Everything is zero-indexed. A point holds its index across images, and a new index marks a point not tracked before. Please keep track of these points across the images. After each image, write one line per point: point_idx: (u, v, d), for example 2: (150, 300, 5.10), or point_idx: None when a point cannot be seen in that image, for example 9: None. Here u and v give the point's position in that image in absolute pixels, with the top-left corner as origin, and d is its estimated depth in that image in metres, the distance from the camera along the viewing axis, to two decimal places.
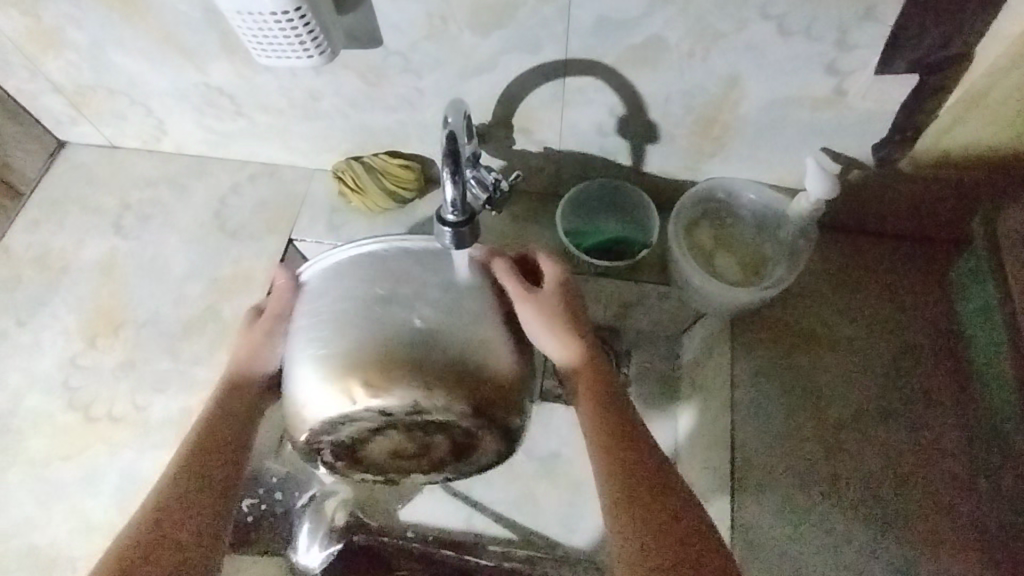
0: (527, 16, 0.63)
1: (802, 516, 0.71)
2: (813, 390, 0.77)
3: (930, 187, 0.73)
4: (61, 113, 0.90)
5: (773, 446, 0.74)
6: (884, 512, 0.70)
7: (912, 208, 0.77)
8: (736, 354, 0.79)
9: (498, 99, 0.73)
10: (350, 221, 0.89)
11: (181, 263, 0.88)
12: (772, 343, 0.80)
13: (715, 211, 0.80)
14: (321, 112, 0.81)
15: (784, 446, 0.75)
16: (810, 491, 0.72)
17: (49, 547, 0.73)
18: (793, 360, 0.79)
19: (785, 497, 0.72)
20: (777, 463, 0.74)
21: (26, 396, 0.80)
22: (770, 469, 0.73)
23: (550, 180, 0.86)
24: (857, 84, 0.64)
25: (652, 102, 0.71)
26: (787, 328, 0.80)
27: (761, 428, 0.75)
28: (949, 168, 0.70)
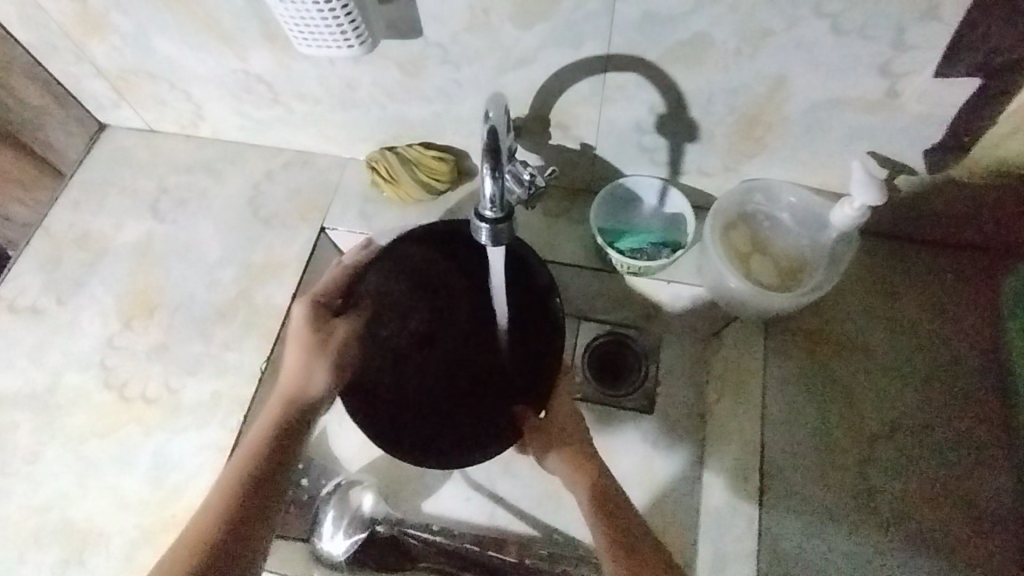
0: (570, 10, 0.62)
1: (831, 529, 0.70)
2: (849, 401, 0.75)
3: (985, 196, 0.70)
4: (103, 96, 0.92)
5: (804, 456, 0.73)
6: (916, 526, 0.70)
7: (967, 215, 0.74)
8: (769, 360, 0.77)
9: (536, 93, 0.72)
10: (383, 212, 0.89)
11: (216, 248, 0.89)
12: (807, 351, 0.77)
13: (753, 212, 0.78)
14: (358, 102, 0.81)
15: (812, 458, 0.73)
16: (841, 504, 0.71)
17: (83, 523, 0.74)
18: (828, 369, 0.77)
19: (816, 508, 0.71)
20: (809, 475, 0.73)
21: (64, 373, 0.82)
22: (802, 480, 0.72)
23: (585, 177, 0.84)
24: (911, 87, 0.61)
25: (695, 100, 0.69)
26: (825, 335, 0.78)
27: (793, 438, 0.74)
28: (1007, 175, 0.67)
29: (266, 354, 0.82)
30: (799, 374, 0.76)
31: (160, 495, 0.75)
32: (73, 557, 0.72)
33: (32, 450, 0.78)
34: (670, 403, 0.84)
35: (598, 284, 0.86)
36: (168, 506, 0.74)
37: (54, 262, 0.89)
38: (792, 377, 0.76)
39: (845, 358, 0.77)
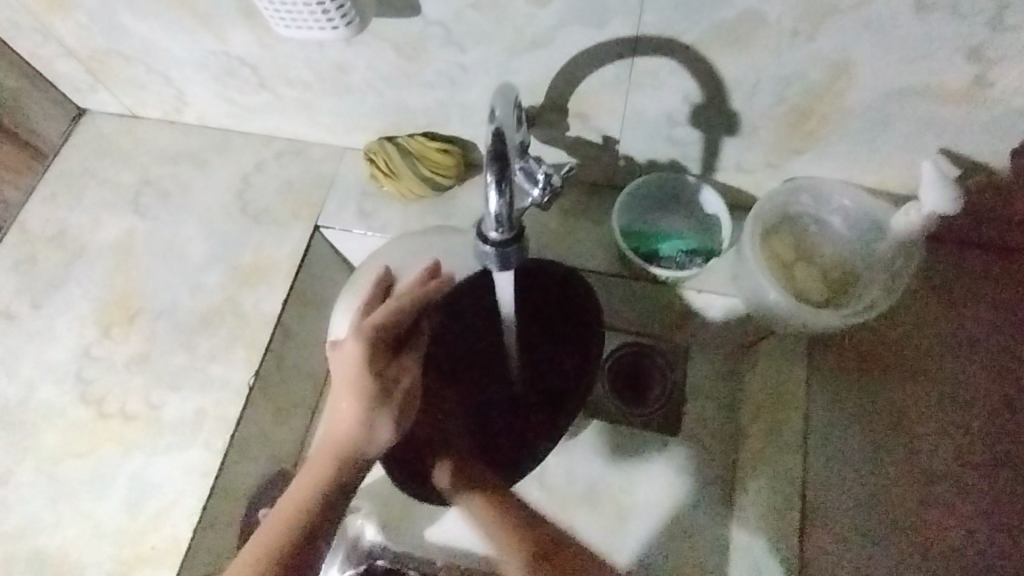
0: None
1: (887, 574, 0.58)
2: (906, 428, 0.63)
3: None
4: (77, 79, 0.83)
5: (852, 490, 0.62)
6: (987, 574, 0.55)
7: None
8: (811, 382, 0.67)
9: (553, 79, 0.63)
10: (382, 208, 0.80)
11: (201, 248, 0.81)
12: (852, 370, 0.67)
13: (798, 216, 0.69)
14: (352, 87, 0.72)
15: (864, 498, 0.61)
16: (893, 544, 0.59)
17: (59, 551, 0.69)
18: (872, 390, 0.66)
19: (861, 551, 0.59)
20: (857, 510, 0.61)
21: (39, 386, 0.75)
22: (850, 518, 0.61)
23: (607, 172, 0.75)
24: (1004, 74, 0.51)
25: (738, 89, 0.59)
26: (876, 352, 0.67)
27: (839, 469, 0.63)
28: None
29: (255, 367, 0.75)
30: (846, 399, 0.66)
31: (139, 523, 0.69)
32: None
33: (4, 471, 0.72)
34: (702, 420, 0.77)
35: (618, 291, 0.77)
36: (148, 536, 0.68)
37: (28, 262, 0.82)
38: (837, 403, 0.66)
39: (903, 382, 0.65)
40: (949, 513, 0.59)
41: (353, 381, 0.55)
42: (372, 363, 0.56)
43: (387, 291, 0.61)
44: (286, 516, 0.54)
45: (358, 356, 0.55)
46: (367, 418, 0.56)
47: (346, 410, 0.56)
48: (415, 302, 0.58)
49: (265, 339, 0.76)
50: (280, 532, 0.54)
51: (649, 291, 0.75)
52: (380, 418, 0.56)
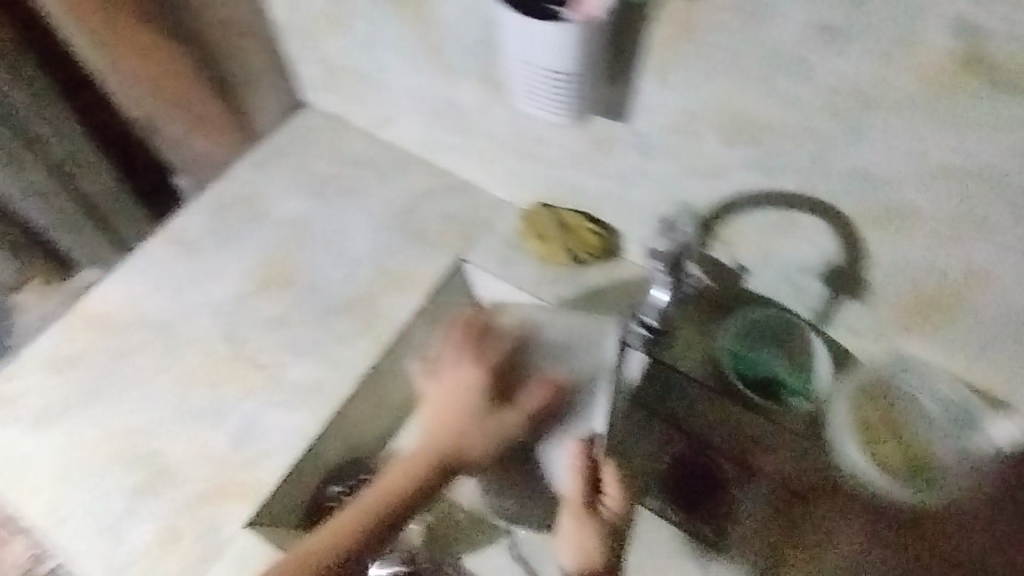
0: (755, 109, 0.62)
1: None
2: None
3: None
4: (313, 78, 1.00)
5: None
6: None
7: None
8: (847, 534, 0.74)
9: (713, 203, 0.73)
10: (521, 262, 0.89)
11: (361, 242, 0.93)
12: (892, 542, 0.73)
13: (899, 389, 0.74)
14: (539, 156, 0.84)
15: None
16: None
17: (165, 460, 0.78)
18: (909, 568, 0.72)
19: None
20: None
21: (191, 317, 0.88)
22: None
23: (730, 295, 0.82)
24: None
25: (878, 263, 0.67)
26: (917, 533, 0.73)
27: None
28: None
29: (374, 360, 0.84)
30: (871, 556, 0.73)
31: (238, 459, 0.78)
32: (128, 506, 0.75)
33: (110, 397, 0.81)
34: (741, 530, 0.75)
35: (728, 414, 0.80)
36: (242, 473, 0.77)
37: (189, 247, 0.93)
38: (868, 560, 0.73)
39: None
40: None
41: (464, 397, 0.78)
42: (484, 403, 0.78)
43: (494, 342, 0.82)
44: (380, 495, 0.69)
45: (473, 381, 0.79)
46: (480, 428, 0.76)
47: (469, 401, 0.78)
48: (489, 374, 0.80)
49: (388, 340, 0.85)
50: (384, 494, 0.69)
51: (743, 418, 0.80)
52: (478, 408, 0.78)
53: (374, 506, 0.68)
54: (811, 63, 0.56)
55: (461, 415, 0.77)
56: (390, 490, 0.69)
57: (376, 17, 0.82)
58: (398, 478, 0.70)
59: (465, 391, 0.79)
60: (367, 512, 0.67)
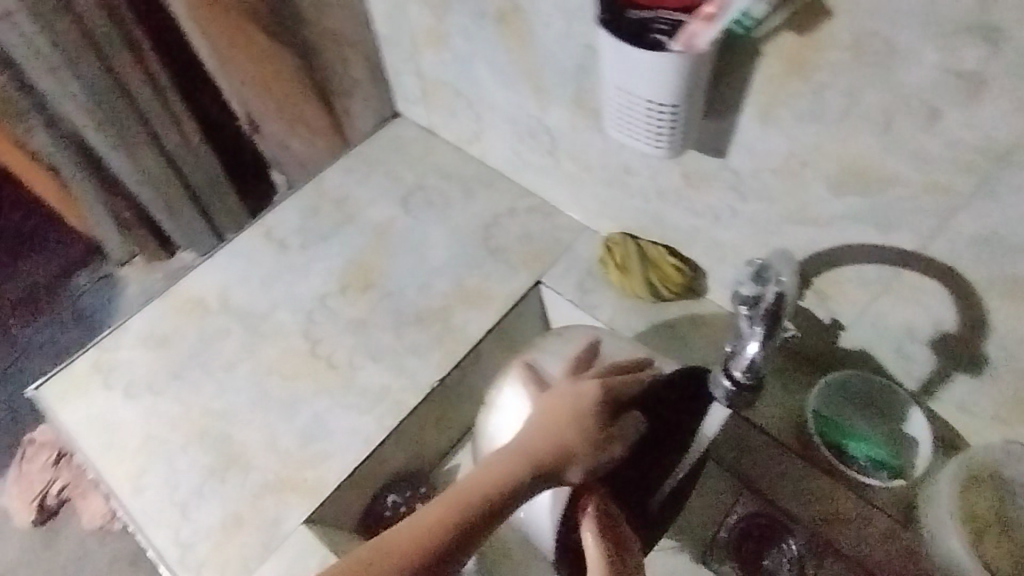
0: (869, 156, 0.57)
1: None
2: None
3: None
4: (411, 92, 1.04)
5: None
6: None
7: None
8: None
9: (811, 253, 0.69)
10: (599, 291, 0.87)
11: (440, 255, 0.94)
12: None
13: (1012, 484, 0.66)
14: (628, 185, 0.82)
15: None
16: None
17: (235, 447, 0.80)
18: None
19: None
20: None
21: (277, 310, 0.91)
22: None
23: (820, 351, 0.76)
24: None
25: (997, 335, 0.61)
26: None
27: None
28: None
29: (441, 373, 0.84)
30: None
31: (302, 455, 0.79)
32: (197, 489, 0.77)
33: (194, 378, 0.85)
34: None
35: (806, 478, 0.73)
36: (305, 468, 0.78)
37: (281, 245, 0.97)
38: None
39: None
40: None
41: (581, 418, 0.59)
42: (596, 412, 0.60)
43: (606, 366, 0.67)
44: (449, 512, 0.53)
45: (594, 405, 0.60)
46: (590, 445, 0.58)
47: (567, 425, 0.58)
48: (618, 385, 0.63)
49: (458, 354, 0.85)
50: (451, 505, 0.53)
51: (834, 491, 0.72)
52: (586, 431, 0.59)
53: (436, 529, 0.52)
54: (940, 114, 0.51)
55: (549, 429, 0.58)
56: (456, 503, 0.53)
57: (479, 35, 0.83)
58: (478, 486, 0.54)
59: (577, 414, 0.59)
60: (428, 545, 0.52)
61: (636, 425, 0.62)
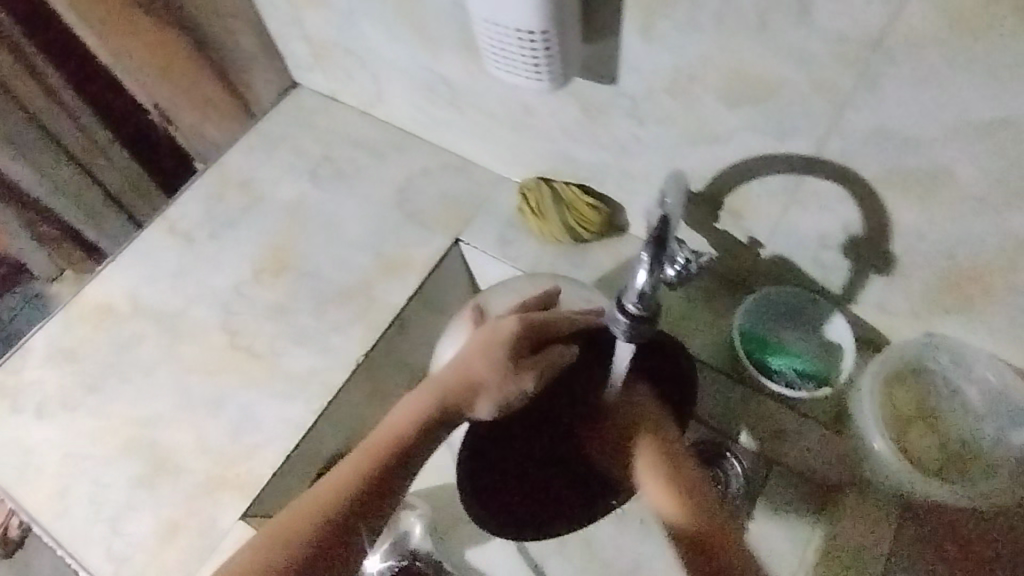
0: (753, 62, 0.55)
1: None
2: None
3: None
4: (303, 58, 0.97)
5: None
6: None
7: None
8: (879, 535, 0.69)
9: (718, 171, 0.66)
10: (520, 241, 0.84)
11: (355, 226, 0.90)
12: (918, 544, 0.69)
13: (931, 376, 0.67)
14: (531, 127, 0.78)
15: None
16: None
17: (164, 452, 0.77)
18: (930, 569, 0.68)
19: None
20: None
21: (191, 306, 0.86)
22: None
23: (742, 269, 0.76)
24: None
25: (902, 232, 0.60)
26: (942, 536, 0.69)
27: None
28: None
29: (368, 346, 0.82)
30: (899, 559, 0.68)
31: (233, 450, 0.77)
32: (126, 501, 0.75)
33: (110, 389, 0.81)
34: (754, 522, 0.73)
35: (741, 397, 0.74)
36: (236, 464, 0.76)
37: (187, 238, 0.92)
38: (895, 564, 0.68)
39: None
40: None
41: (494, 347, 0.64)
42: (509, 344, 0.64)
43: (545, 305, 0.69)
44: (380, 444, 0.63)
45: (511, 337, 0.64)
46: (500, 373, 0.63)
47: (482, 356, 0.64)
48: (539, 320, 0.65)
49: (382, 326, 0.83)
50: (376, 445, 0.63)
51: (770, 410, 0.73)
52: (493, 361, 0.63)
53: (355, 475, 0.61)
54: (813, 6, 0.49)
55: (464, 360, 0.65)
56: (384, 441, 0.63)
57: None
58: (403, 425, 0.64)
59: (490, 345, 0.64)
60: (348, 480, 0.61)
61: (562, 356, 0.64)
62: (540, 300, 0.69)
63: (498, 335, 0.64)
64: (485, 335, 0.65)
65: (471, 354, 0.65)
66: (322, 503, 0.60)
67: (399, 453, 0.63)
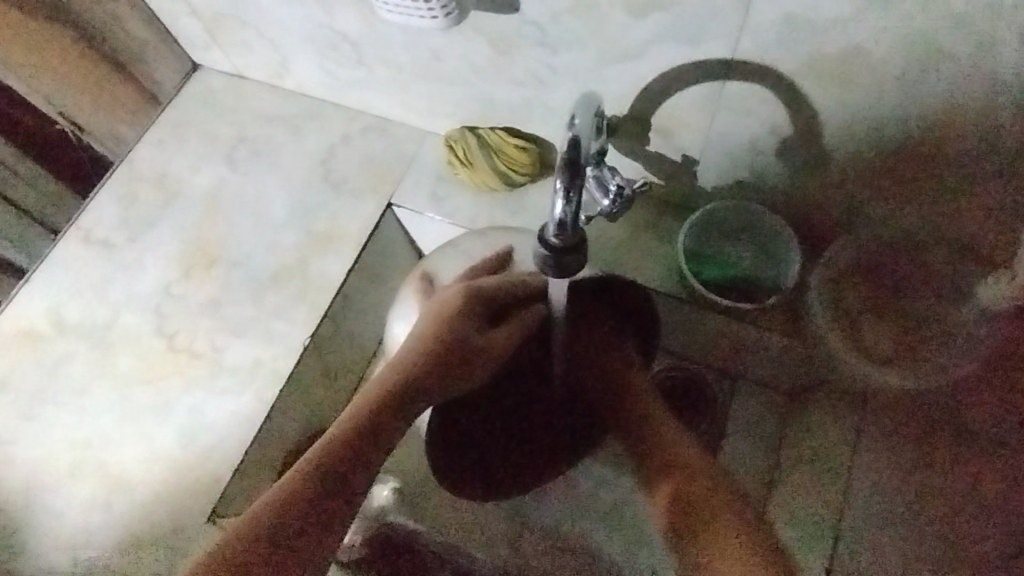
0: None
1: None
2: None
3: None
4: (197, 36, 0.89)
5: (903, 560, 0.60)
6: None
7: None
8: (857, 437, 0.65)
9: (638, 90, 0.63)
10: (454, 194, 0.81)
11: (281, 206, 0.85)
12: None
13: (881, 266, 0.66)
14: (443, 74, 0.73)
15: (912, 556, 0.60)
16: None
17: (118, 467, 0.74)
18: None
19: None
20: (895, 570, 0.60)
21: (122, 313, 0.82)
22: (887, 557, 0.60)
23: (681, 189, 0.74)
24: None
25: (830, 126, 0.58)
26: None
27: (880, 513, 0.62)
28: None
29: (313, 327, 0.79)
30: None
31: (190, 454, 0.74)
32: (86, 525, 0.72)
33: (49, 415, 0.77)
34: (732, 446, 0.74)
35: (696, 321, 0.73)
36: (194, 467, 0.73)
37: (105, 244, 0.87)
38: None
39: None
40: None
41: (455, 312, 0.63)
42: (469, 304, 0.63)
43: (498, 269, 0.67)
44: (348, 426, 0.57)
45: (467, 296, 0.64)
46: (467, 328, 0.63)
47: (445, 320, 0.63)
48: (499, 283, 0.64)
49: (324, 304, 0.80)
50: (342, 433, 0.56)
51: (722, 324, 0.72)
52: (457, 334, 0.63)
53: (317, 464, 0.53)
54: None
55: (425, 324, 0.64)
56: (344, 434, 0.56)
57: None
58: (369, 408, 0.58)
59: (449, 310, 0.63)
60: (306, 476, 0.52)
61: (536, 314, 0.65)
62: (493, 263, 0.67)
63: (448, 305, 0.64)
64: (449, 297, 0.64)
65: (428, 317, 0.64)
66: (286, 502, 0.51)
67: (365, 436, 0.56)
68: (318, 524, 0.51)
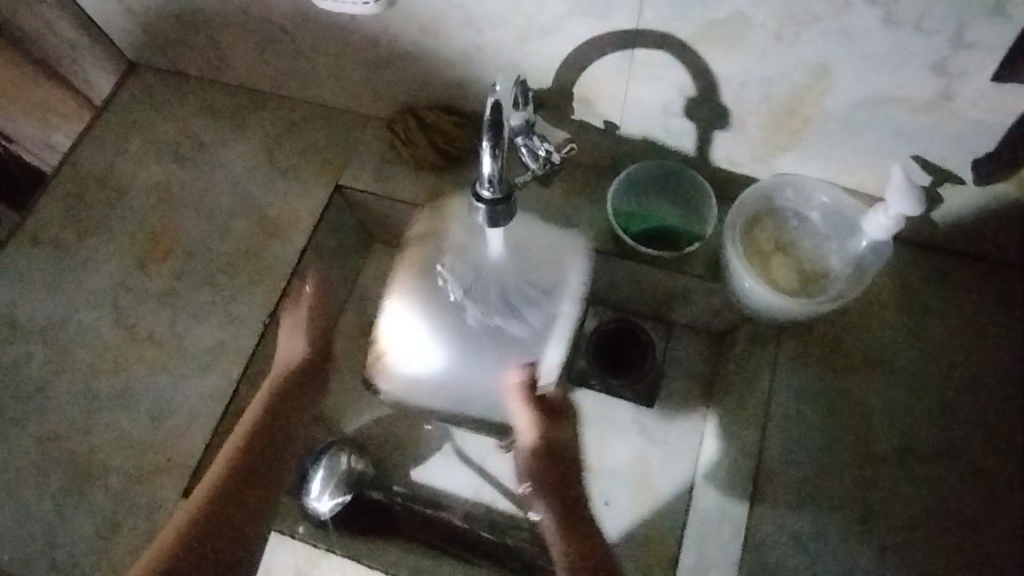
0: None
1: (831, 518, 0.66)
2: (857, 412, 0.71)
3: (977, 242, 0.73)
4: (132, 35, 0.88)
5: (817, 467, 0.69)
6: (909, 519, 0.66)
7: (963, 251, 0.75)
8: (776, 364, 0.73)
9: (559, 63, 0.69)
10: (398, 173, 0.86)
11: (230, 196, 0.88)
12: (816, 360, 0.74)
13: (782, 209, 0.75)
14: (378, 58, 0.78)
15: (823, 462, 0.69)
16: (843, 487, 0.68)
17: (88, 455, 0.77)
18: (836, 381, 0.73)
19: (824, 502, 0.67)
20: (813, 476, 0.68)
21: (78, 310, 0.83)
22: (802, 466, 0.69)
23: (609, 155, 0.81)
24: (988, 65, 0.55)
25: (728, 85, 0.65)
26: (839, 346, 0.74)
27: (796, 429, 0.70)
28: None
29: (272, 307, 0.82)
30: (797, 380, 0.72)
31: (160, 435, 0.77)
32: (60, 513, 0.74)
33: (12, 413, 0.79)
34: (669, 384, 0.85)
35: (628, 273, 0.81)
36: (164, 448, 0.76)
37: (52, 244, 0.87)
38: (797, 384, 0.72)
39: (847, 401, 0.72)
40: (894, 463, 0.69)
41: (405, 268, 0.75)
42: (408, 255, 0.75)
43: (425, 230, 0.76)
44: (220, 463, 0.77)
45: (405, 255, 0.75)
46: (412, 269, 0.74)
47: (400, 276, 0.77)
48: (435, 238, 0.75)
49: (282, 284, 0.83)
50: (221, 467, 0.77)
51: (651, 275, 0.79)
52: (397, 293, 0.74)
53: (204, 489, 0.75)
54: None
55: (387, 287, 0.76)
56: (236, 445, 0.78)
57: None
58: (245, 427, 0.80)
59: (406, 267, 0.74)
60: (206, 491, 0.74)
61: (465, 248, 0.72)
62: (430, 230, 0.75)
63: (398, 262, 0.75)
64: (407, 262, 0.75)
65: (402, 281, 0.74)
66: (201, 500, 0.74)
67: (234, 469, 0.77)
68: (219, 520, 0.74)
